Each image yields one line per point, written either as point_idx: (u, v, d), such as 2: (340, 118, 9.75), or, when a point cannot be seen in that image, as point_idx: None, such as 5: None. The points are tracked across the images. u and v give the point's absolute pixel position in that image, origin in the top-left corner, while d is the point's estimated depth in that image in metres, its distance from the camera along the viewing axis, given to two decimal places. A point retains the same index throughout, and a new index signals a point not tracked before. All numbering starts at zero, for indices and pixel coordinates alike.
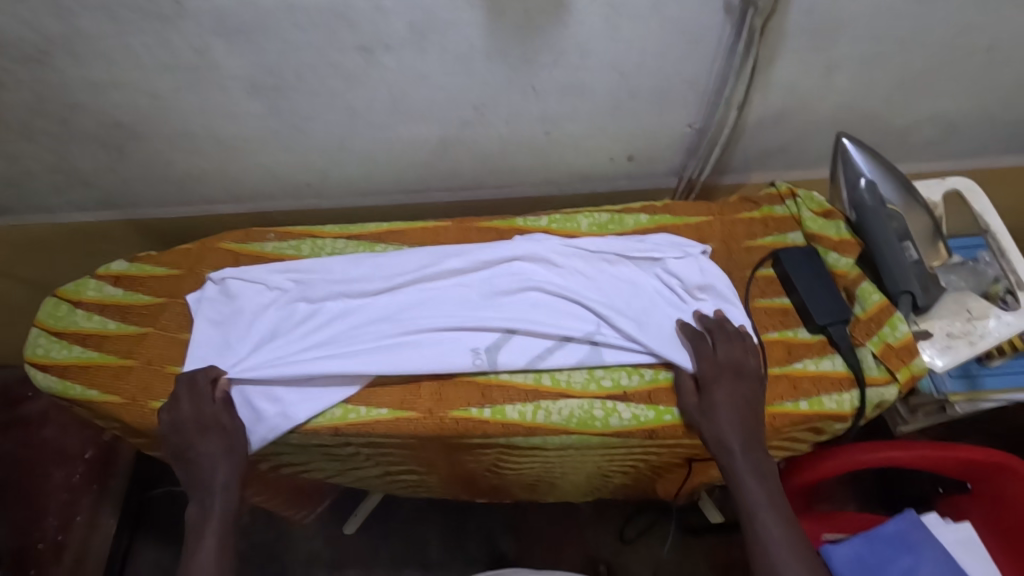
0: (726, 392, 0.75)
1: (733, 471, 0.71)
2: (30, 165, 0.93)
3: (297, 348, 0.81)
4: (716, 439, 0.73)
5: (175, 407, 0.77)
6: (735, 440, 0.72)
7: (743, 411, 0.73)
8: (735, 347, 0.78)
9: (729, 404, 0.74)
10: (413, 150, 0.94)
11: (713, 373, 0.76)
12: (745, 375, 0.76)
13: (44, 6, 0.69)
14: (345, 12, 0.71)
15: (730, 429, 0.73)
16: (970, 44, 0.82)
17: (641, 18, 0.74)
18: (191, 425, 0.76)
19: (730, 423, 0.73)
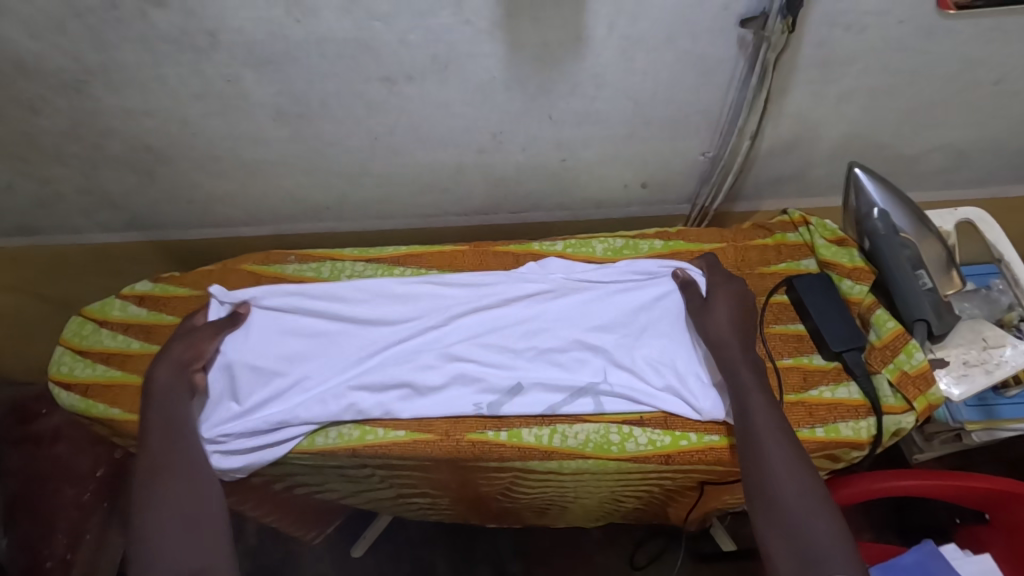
0: (727, 295, 0.83)
1: (729, 361, 0.76)
2: (60, 188, 0.96)
3: (310, 383, 0.82)
4: (716, 333, 0.79)
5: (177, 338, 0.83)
6: (739, 349, 0.77)
7: (743, 317, 0.81)
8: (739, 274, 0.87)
9: (726, 310, 0.81)
10: (430, 175, 0.96)
11: (717, 289, 0.84)
12: (738, 282, 0.85)
13: (86, 39, 0.73)
14: (371, 44, 0.74)
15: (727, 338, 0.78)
16: (979, 77, 0.84)
17: (656, 51, 0.77)
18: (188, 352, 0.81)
19: (728, 325, 0.79)
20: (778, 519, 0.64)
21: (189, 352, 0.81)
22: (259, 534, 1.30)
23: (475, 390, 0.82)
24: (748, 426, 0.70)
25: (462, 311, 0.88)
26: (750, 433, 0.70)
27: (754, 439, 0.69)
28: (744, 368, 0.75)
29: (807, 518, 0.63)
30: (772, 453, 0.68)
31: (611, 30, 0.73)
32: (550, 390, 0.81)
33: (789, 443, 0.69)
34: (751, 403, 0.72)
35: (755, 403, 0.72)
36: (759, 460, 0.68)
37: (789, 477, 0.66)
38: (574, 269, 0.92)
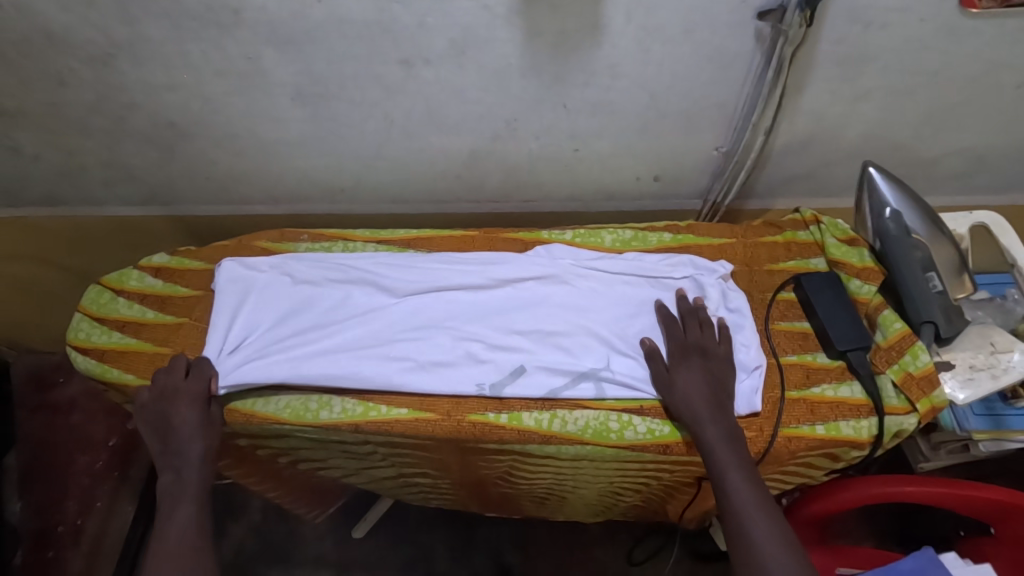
0: (696, 372, 0.78)
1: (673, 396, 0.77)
2: (85, 160, 0.99)
3: (316, 344, 0.85)
4: (667, 383, 0.78)
5: (164, 415, 0.79)
6: (688, 383, 0.77)
7: (714, 394, 0.76)
8: (701, 332, 0.81)
9: (696, 387, 0.76)
10: (444, 160, 0.97)
11: (681, 359, 0.79)
12: (703, 351, 0.80)
13: (114, 12, 0.75)
14: (389, 27, 0.75)
15: (701, 410, 0.74)
16: (1001, 80, 0.83)
17: (673, 43, 0.77)
18: (182, 427, 0.78)
19: (702, 403, 0.75)
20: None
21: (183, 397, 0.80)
22: (263, 509, 1.33)
23: (478, 369, 0.83)
24: (734, 515, 0.68)
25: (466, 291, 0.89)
26: (737, 516, 0.67)
27: (743, 529, 0.66)
28: (721, 447, 0.71)
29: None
30: (764, 547, 0.65)
31: (628, 20, 0.74)
32: (552, 375, 0.82)
33: (780, 530, 0.66)
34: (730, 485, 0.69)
35: (736, 485, 0.69)
36: (752, 555, 0.65)
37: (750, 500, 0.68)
38: (581, 257, 0.93)
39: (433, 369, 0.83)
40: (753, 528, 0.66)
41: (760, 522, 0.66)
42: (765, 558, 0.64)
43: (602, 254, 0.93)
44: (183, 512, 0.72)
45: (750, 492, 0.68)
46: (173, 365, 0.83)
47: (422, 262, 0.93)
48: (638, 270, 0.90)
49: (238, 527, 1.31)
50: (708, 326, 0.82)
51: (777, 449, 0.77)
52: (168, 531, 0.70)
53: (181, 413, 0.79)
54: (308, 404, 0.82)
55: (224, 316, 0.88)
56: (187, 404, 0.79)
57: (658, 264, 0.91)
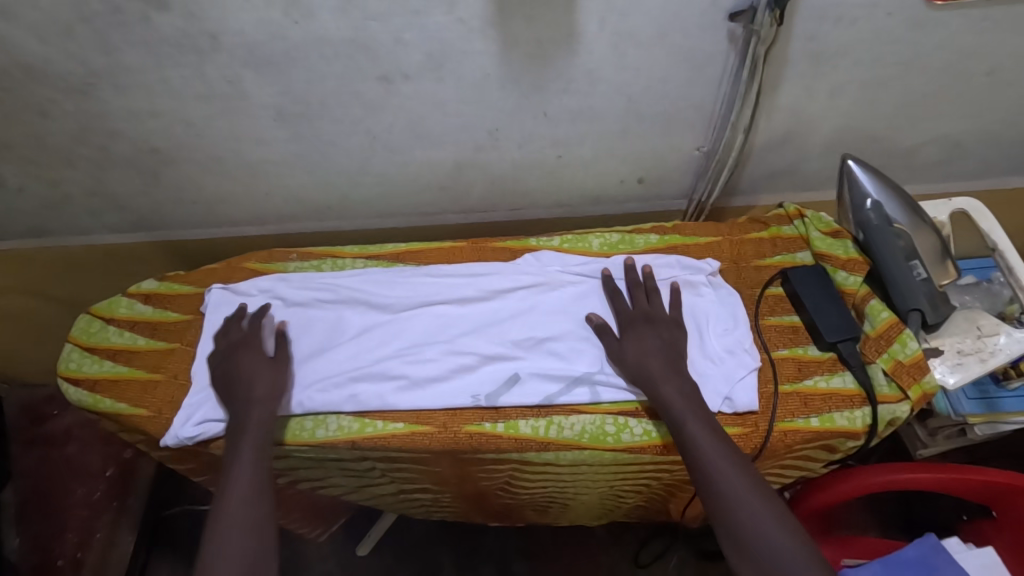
0: (645, 340, 0.80)
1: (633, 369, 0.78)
2: (69, 190, 0.99)
3: (309, 365, 0.85)
4: (624, 357, 0.80)
5: (232, 369, 0.81)
6: (644, 351, 0.79)
7: (667, 356, 0.78)
8: (646, 300, 0.85)
9: (653, 354, 0.78)
10: (428, 172, 0.97)
11: (629, 325, 0.82)
12: (649, 315, 0.83)
13: (92, 42, 0.75)
14: (367, 44, 0.76)
15: (655, 372, 0.76)
16: (971, 68, 0.84)
17: (648, 47, 0.78)
18: (253, 380, 0.80)
19: (657, 367, 0.77)
20: (753, 555, 0.63)
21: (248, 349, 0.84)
22: None
23: (472, 380, 0.83)
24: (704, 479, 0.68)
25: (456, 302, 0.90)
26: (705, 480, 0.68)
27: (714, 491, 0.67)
28: (677, 403, 0.73)
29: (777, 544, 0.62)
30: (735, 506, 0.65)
31: (603, 26, 0.75)
32: (547, 381, 0.82)
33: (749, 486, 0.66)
34: (691, 436, 0.70)
35: (703, 448, 0.69)
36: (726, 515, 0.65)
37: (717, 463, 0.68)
38: (571, 262, 0.94)
39: (428, 384, 0.83)
40: (720, 474, 0.67)
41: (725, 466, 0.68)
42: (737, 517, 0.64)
43: (591, 259, 0.94)
44: (245, 457, 0.73)
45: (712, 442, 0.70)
46: (236, 322, 0.87)
47: (412, 275, 0.93)
48: (627, 273, 0.91)
49: None
50: (655, 295, 0.85)
51: (773, 444, 0.77)
52: (233, 474, 0.72)
53: (246, 366, 0.81)
54: (304, 424, 0.82)
55: (215, 342, 0.89)
56: (256, 367, 0.81)
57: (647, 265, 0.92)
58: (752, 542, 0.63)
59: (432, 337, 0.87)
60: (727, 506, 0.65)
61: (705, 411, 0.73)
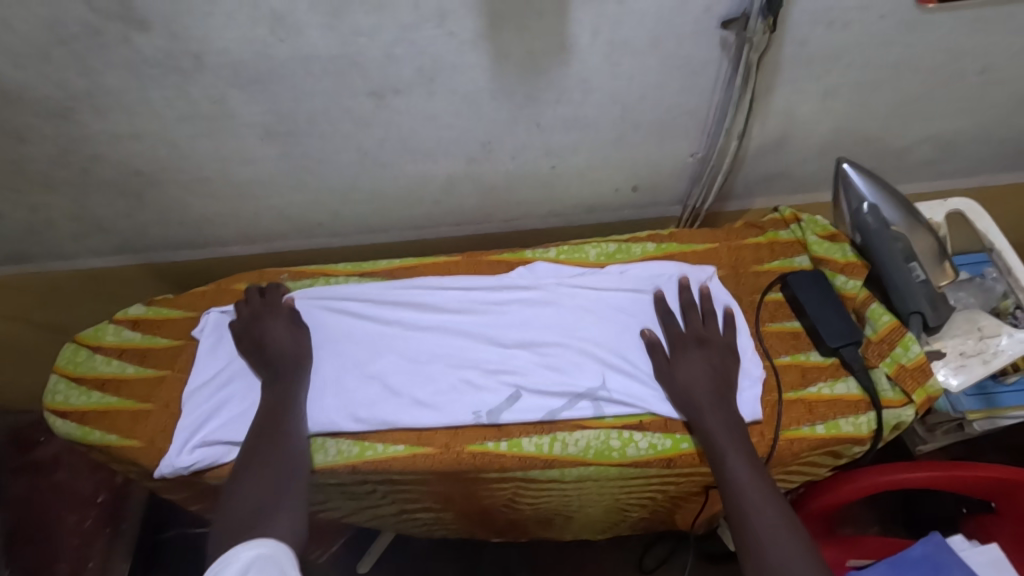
0: (696, 362, 0.79)
1: (676, 388, 0.78)
2: (51, 214, 0.96)
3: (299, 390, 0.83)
4: (667, 376, 0.79)
5: (256, 329, 0.86)
6: (689, 372, 0.78)
7: (716, 383, 0.77)
8: (703, 324, 0.83)
9: (700, 376, 0.77)
10: (420, 186, 0.96)
11: (681, 348, 0.81)
12: (708, 339, 0.81)
13: (70, 65, 0.73)
14: (356, 60, 0.74)
15: (702, 401, 0.76)
16: (962, 68, 0.84)
17: (641, 55, 0.77)
18: (277, 335, 0.85)
19: (704, 391, 0.76)
20: None
21: (273, 314, 0.87)
22: None
23: (472, 397, 0.81)
24: (736, 504, 0.67)
25: (453, 318, 0.88)
26: (737, 505, 0.67)
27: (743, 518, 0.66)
28: (721, 436, 0.73)
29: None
30: (766, 536, 0.64)
31: (595, 36, 0.74)
32: (548, 397, 0.81)
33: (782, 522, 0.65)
34: (733, 471, 0.69)
35: (737, 471, 0.69)
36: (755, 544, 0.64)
37: (757, 495, 0.67)
38: (568, 273, 0.93)
39: (429, 405, 0.81)
40: (754, 511, 0.66)
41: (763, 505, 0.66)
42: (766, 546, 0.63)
43: (589, 269, 0.93)
44: (271, 394, 0.80)
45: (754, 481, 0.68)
46: (248, 297, 0.90)
47: (407, 291, 0.92)
48: (627, 283, 0.90)
49: None
50: (712, 317, 0.84)
51: (780, 453, 0.77)
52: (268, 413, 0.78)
53: (273, 321, 0.86)
54: None
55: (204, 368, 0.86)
56: (277, 323, 0.86)
57: (644, 275, 0.91)
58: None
59: (430, 357, 0.85)
60: (761, 548, 0.64)
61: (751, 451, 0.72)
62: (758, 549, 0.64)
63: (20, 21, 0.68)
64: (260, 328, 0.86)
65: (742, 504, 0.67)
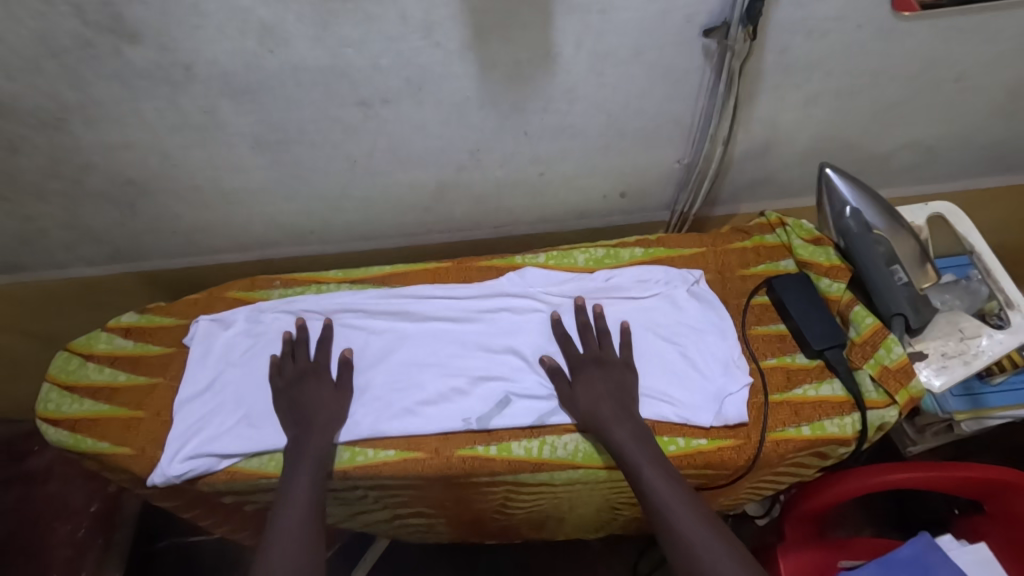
0: (596, 383, 0.79)
1: (578, 404, 0.78)
2: (43, 224, 0.97)
3: None
4: (566, 395, 0.80)
5: (297, 391, 0.82)
6: (586, 391, 0.79)
7: (619, 399, 0.78)
8: (599, 345, 0.83)
9: (604, 392, 0.78)
10: (411, 194, 0.97)
11: (580, 369, 0.81)
12: (596, 361, 0.82)
13: (61, 77, 0.74)
14: (344, 71, 0.75)
15: (607, 415, 0.76)
16: (940, 75, 0.86)
17: (625, 64, 0.78)
18: (322, 405, 0.80)
19: (608, 408, 0.77)
20: None
21: (313, 375, 0.83)
22: None
23: (462, 402, 0.82)
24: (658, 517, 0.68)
25: (443, 324, 0.89)
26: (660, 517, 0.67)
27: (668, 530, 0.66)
28: (632, 450, 0.73)
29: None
30: (696, 544, 0.65)
31: (579, 46, 0.75)
32: (536, 402, 0.82)
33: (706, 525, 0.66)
34: (648, 484, 0.70)
35: (653, 481, 0.70)
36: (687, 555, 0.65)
37: (677, 503, 0.68)
38: (557, 278, 0.94)
39: (419, 411, 0.81)
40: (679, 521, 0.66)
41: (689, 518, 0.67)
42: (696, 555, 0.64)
43: (578, 274, 0.94)
44: (304, 472, 0.74)
45: (675, 494, 0.69)
46: (297, 355, 0.86)
47: (398, 297, 0.93)
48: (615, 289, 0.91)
49: None
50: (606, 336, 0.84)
51: (766, 455, 0.78)
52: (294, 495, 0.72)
53: (316, 387, 0.82)
54: None
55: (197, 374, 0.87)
56: (320, 390, 0.82)
57: (632, 279, 0.92)
58: None
59: (421, 363, 0.86)
60: (692, 558, 0.64)
61: (664, 463, 0.72)
62: (691, 564, 0.64)
63: (11, 34, 0.69)
64: (298, 393, 0.81)
65: (669, 520, 0.67)
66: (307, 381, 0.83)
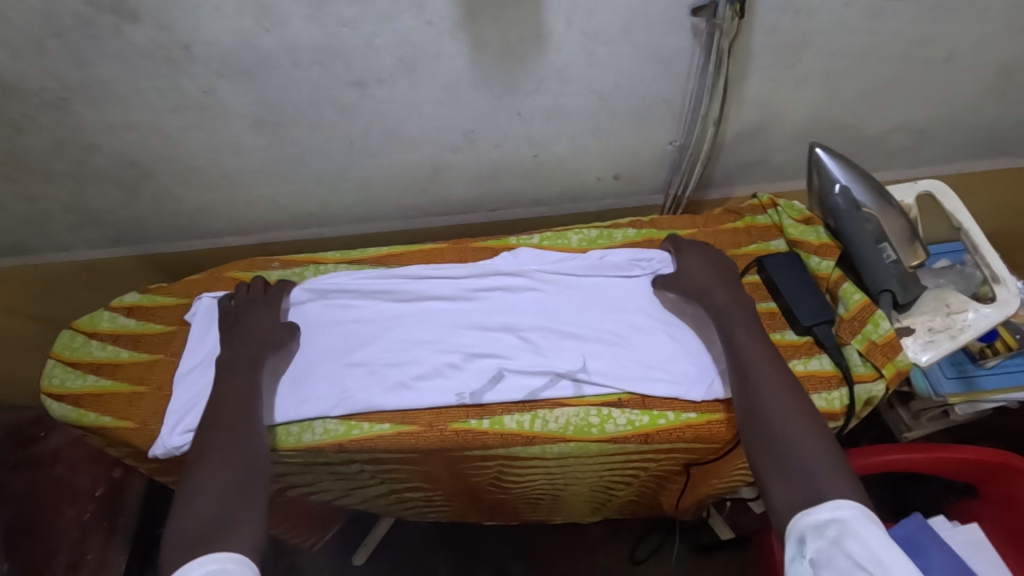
0: (699, 254, 0.89)
1: (683, 271, 0.88)
2: (48, 206, 0.99)
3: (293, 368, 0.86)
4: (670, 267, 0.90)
5: (242, 314, 0.88)
6: (691, 258, 0.89)
7: (716, 270, 0.87)
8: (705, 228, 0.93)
9: (703, 266, 0.87)
10: (407, 176, 0.98)
11: (686, 245, 0.91)
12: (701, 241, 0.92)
13: (64, 56, 0.76)
14: (339, 50, 0.77)
15: (707, 283, 0.85)
16: (928, 55, 0.87)
17: (615, 44, 0.80)
18: (260, 326, 0.86)
19: (707, 274, 0.86)
20: (766, 429, 0.68)
21: (261, 306, 0.89)
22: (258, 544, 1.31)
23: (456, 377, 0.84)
24: (740, 359, 0.76)
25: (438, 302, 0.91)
26: (743, 360, 0.75)
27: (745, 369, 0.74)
28: (738, 325, 0.79)
29: (800, 453, 0.65)
30: (764, 384, 0.72)
31: (569, 25, 0.77)
32: (528, 378, 0.83)
33: (781, 377, 0.73)
34: (739, 341, 0.77)
35: (742, 335, 0.78)
36: (753, 389, 0.72)
37: (764, 360, 0.75)
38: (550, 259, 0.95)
39: (414, 386, 0.83)
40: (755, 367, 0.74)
41: (772, 383, 0.72)
42: (763, 391, 0.71)
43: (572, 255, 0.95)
44: (239, 376, 0.81)
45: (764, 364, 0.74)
46: (252, 284, 0.92)
47: (394, 278, 0.94)
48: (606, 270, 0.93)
49: None
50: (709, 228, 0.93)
51: None
52: (232, 391, 0.79)
53: (253, 313, 0.88)
54: (289, 429, 0.82)
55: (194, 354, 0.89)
56: (260, 314, 0.88)
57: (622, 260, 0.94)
58: (769, 422, 0.69)
59: (416, 340, 0.88)
60: (756, 393, 0.72)
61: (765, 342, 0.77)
62: (754, 397, 0.71)
63: (16, 14, 0.71)
64: (245, 316, 0.88)
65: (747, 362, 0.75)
66: (257, 300, 0.90)
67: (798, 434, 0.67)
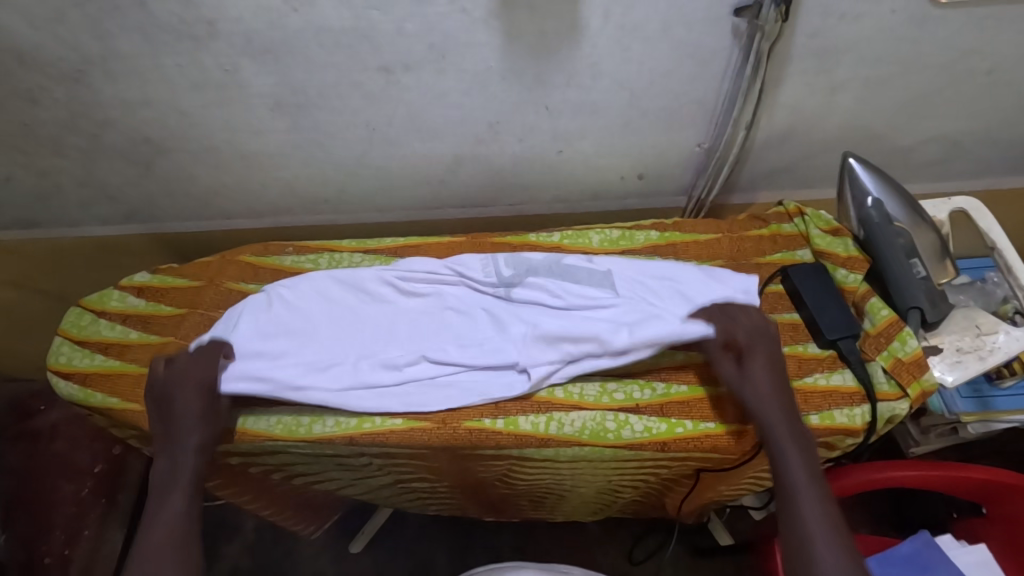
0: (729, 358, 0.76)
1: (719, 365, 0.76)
2: (60, 180, 0.97)
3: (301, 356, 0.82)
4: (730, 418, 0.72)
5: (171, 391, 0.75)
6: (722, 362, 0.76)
7: (775, 369, 0.74)
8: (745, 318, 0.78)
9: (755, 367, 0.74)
10: (428, 166, 0.96)
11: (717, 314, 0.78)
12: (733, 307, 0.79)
13: (85, 28, 0.73)
14: (368, 34, 0.75)
15: (748, 361, 0.74)
16: (972, 67, 0.85)
17: (651, 40, 0.77)
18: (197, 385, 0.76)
19: (755, 369, 0.74)
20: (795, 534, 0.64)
21: (184, 408, 0.74)
22: (257, 528, 1.30)
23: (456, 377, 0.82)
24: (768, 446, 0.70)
25: (450, 292, 0.89)
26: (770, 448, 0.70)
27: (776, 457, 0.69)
28: (768, 404, 0.72)
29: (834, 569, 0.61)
30: (795, 477, 0.67)
31: (606, 19, 0.74)
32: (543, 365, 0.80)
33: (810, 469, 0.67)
34: (767, 425, 0.71)
35: (769, 418, 0.71)
36: (782, 483, 0.68)
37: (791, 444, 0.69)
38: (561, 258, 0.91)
39: (407, 372, 0.81)
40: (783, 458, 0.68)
41: (808, 490, 0.66)
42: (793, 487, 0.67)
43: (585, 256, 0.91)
44: (173, 492, 0.70)
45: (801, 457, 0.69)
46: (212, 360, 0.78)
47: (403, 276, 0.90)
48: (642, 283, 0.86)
49: (232, 549, 1.28)
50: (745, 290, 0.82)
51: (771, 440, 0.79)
52: (164, 507, 0.69)
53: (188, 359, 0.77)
54: (300, 419, 0.80)
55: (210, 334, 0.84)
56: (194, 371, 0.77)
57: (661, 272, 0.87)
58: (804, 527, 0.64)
59: (422, 338, 0.84)
60: (788, 492, 0.67)
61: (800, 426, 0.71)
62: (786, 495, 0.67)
63: None
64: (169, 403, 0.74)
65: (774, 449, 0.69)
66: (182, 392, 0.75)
67: (832, 543, 0.62)
